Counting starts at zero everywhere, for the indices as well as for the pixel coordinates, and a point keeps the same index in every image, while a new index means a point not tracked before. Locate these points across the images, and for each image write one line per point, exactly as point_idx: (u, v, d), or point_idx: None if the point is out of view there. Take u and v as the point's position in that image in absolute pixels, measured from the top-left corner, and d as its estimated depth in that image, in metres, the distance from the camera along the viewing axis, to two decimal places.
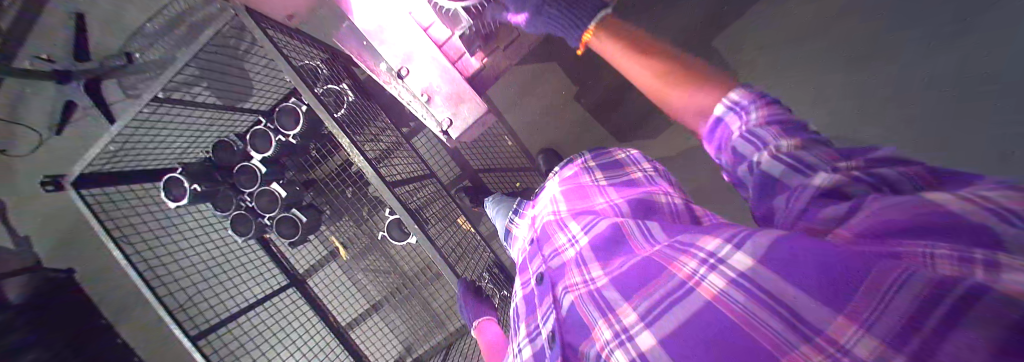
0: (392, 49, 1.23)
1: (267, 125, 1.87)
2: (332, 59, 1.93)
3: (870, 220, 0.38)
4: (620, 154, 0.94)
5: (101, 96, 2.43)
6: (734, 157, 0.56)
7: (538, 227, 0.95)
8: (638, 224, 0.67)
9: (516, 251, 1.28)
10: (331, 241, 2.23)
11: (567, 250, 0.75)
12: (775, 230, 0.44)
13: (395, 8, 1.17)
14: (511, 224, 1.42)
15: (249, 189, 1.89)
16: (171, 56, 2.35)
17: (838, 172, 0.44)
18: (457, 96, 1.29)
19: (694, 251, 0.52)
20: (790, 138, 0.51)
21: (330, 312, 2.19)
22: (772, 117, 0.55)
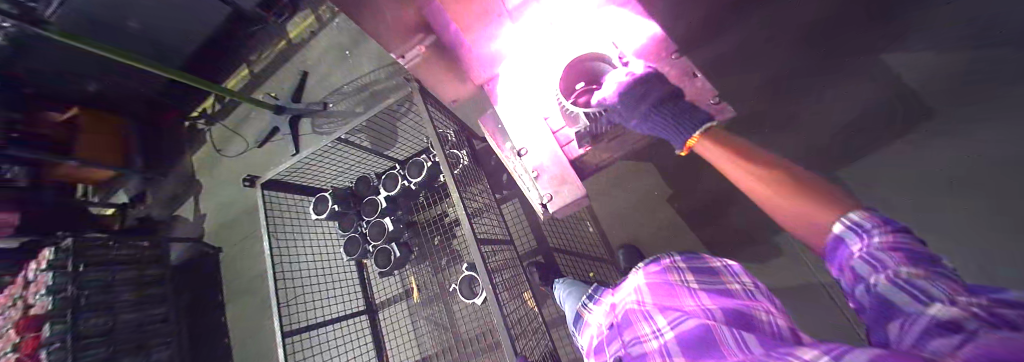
0: (516, 128, 1.20)
1: (399, 172, 2.33)
2: (460, 129, 2.37)
3: (981, 349, 0.34)
4: (714, 260, 0.83)
5: (296, 127, 3.36)
6: (856, 276, 0.59)
7: (615, 312, 0.84)
8: (733, 331, 0.58)
9: (585, 343, 1.01)
10: (408, 281, 2.42)
11: (650, 341, 0.66)
12: (876, 349, 0.38)
13: (526, 99, 1.21)
14: (582, 309, 1.16)
15: (369, 218, 2.30)
16: (349, 108, 3.20)
17: (955, 305, 0.42)
18: (563, 177, 1.14)
19: (791, 358, 0.45)
20: (915, 267, 0.52)
21: (387, 350, 2.34)
22: (901, 246, 0.56)
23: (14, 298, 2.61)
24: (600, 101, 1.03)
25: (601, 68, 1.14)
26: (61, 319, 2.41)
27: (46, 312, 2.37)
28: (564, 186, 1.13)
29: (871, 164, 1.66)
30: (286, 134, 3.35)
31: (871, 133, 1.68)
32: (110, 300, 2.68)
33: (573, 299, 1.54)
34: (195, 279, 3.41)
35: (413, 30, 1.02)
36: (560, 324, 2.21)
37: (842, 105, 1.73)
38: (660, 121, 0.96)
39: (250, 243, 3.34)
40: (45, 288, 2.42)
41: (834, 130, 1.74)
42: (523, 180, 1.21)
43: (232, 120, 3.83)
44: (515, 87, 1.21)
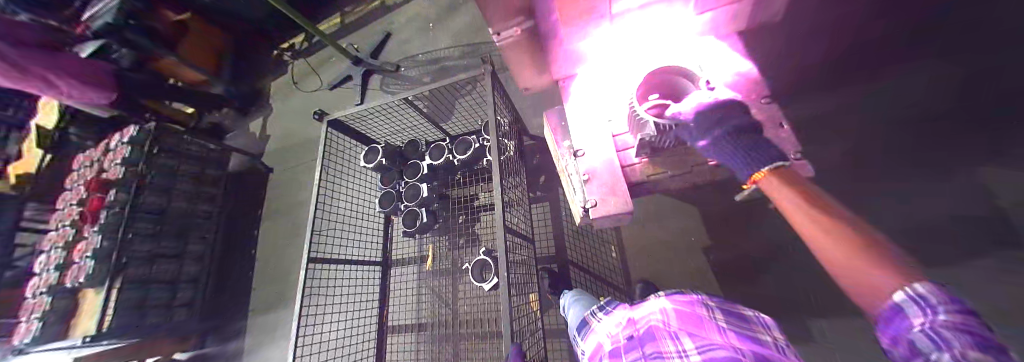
0: (580, 128, 1.22)
1: (447, 145, 2.44)
2: (515, 121, 2.43)
3: None
4: (746, 310, 0.81)
5: (366, 81, 3.61)
6: (914, 352, 0.57)
7: (635, 326, 0.83)
8: None
9: (590, 348, 1.02)
10: (426, 247, 2.52)
11: (673, 357, 0.65)
12: None
13: (598, 107, 1.24)
14: (590, 316, 1.18)
15: (409, 179, 2.42)
16: (419, 77, 3.40)
17: None
18: (613, 186, 1.15)
19: None
20: (983, 352, 0.50)
21: (388, 306, 2.44)
22: (968, 330, 0.54)
23: (92, 160, 3.02)
24: (674, 115, 1.02)
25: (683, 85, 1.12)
26: (126, 189, 2.77)
27: (117, 179, 2.74)
28: (614, 197, 1.13)
29: (949, 274, 1.49)
30: (356, 84, 3.60)
31: (958, 242, 1.50)
32: (171, 186, 3.04)
33: (582, 307, 1.53)
34: (244, 189, 3.76)
35: (516, 14, 1.02)
36: (557, 335, 2.18)
37: (932, 202, 1.57)
38: (728, 148, 0.95)
39: (296, 172, 3.64)
40: (122, 158, 2.80)
41: (916, 227, 1.57)
42: (573, 183, 1.22)
43: (314, 60, 4.18)
44: (595, 92, 1.25)
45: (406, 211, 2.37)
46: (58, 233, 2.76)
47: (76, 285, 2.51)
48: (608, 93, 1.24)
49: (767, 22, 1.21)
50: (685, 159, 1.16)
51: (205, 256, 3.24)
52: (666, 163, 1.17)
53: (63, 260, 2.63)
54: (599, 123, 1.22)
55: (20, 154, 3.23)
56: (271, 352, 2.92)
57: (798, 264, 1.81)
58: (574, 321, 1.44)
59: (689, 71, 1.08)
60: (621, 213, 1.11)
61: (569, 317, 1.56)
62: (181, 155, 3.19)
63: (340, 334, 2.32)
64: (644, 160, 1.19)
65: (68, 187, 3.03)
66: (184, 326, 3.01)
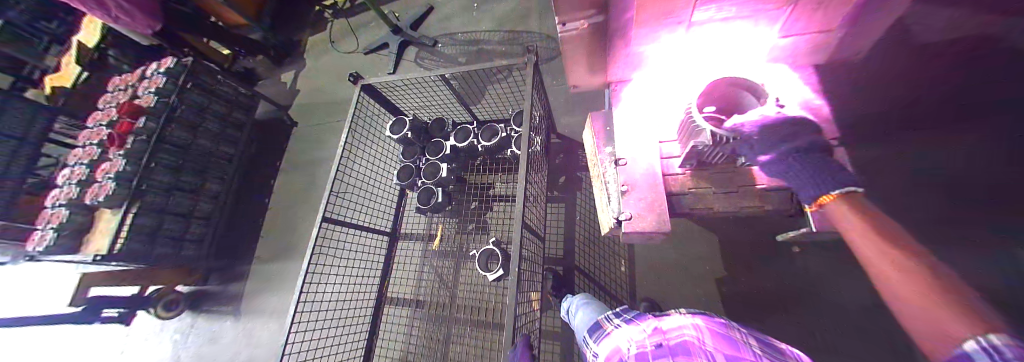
0: (626, 132, 1.21)
1: (474, 130, 2.41)
2: (545, 117, 2.38)
3: None
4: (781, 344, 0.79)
5: (402, 51, 3.58)
6: None
7: (661, 336, 0.82)
8: None
9: (604, 351, 1.02)
10: (435, 227, 2.52)
11: None
12: None
13: (648, 118, 1.22)
14: (606, 321, 1.23)
15: (431, 157, 2.40)
16: (454, 56, 3.36)
17: None
18: (653, 202, 1.14)
19: None
20: None
21: (390, 278, 2.45)
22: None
23: (127, 84, 3.09)
24: (736, 126, 0.98)
25: (747, 100, 1.06)
26: (155, 119, 2.83)
27: (148, 107, 2.80)
28: (652, 214, 1.12)
29: None
30: (392, 53, 3.58)
31: None
32: (197, 123, 3.10)
33: (592, 312, 1.52)
34: (268, 137, 3.81)
35: (587, 5, 0.96)
36: (551, 337, 2.17)
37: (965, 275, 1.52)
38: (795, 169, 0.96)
39: (319, 129, 3.67)
40: (155, 88, 2.85)
41: None
42: (611, 190, 1.23)
43: (353, 21, 4.17)
44: (650, 102, 1.22)
45: (423, 187, 2.36)
46: (85, 150, 2.84)
47: (95, 203, 2.59)
48: (662, 104, 1.22)
49: (850, 60, 1.13)
50: (731, 178, 1.16)
51: (221, 195, 3.32)
52: (709, 179, 1.18)
53: (86, 177, 2.71)
54: (648, 134, 1.20)
55: (60, 66, 3.31)
56: (270, 298, 3.00)
57: (814, 314, 1.75)
58: (586, 325, 1.43)
59: (755, 85, 1.02)
60: (655, 231, 1.11)
61: (578, 317, 1.57)
62: (211, 94, 3.24)
63: (337, 294, 2.33)
64: (688, 172, 1.20)
65: (101, 107, 3.10)
66: (191, 260, 3.10)
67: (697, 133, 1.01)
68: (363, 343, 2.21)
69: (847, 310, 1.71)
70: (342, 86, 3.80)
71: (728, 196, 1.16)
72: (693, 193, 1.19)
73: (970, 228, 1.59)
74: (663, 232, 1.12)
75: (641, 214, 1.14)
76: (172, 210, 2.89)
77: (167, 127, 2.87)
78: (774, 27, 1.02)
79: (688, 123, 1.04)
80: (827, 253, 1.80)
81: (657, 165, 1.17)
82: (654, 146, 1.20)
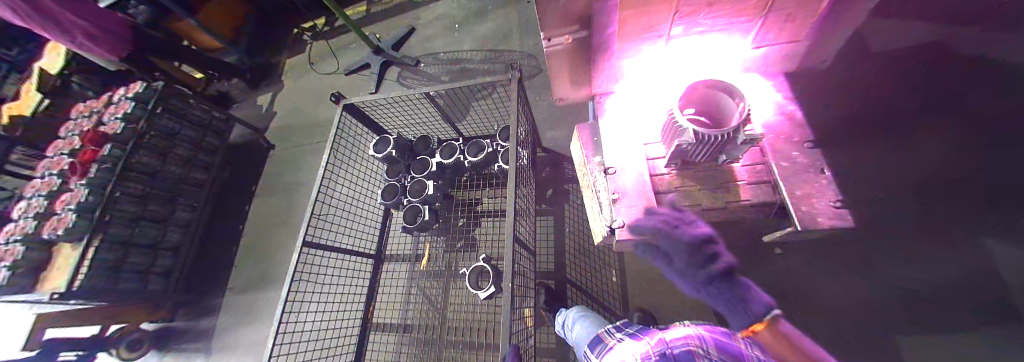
0: (612, 137, 1.24)
1: (459, 146, 2.41)
2: (530, 132, 2.41)
3: None
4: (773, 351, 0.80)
5: (384, 71, 3.58)
6: None
7: (663, 347, 0.81)
8: None
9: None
10: (422, 246, 2.45)
11: None
12: None
13: (633, 123, 1.26)
14: (608, 336, 1.21)
15: (416, 175, 2.38)
16: (437, 75, 3.38)
17: None
18: (644, 207, 1.16)
19: None
20: None
21: (375, 303, 2.34)
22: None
23: (91, 111, 2.92)
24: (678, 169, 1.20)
25: (724, 101, 1.08)
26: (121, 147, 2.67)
27: (114, 134, 2.64)
28: (644, 219, 1.14)
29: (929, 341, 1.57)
30: (374, 73, 3.57)
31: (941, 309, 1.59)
32: (167, 149, 2.94)
33: (592, 324, 1.48)
34: (244, 161, 3.66)
35: (572, 22, 1.00)
36: (546, 353, 2.13)
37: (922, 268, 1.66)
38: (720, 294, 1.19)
39: (298, 151, 3.55)
40: (122, 114, 2.71)
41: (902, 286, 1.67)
42: (602, 198, 1.25)
43: (334, 43, 4.16)
44: (631, 108, 1.27)
45: (409, 206, 2.31)
46: (41, 182, 2.64)
47: (49, 239, 2.37)
48: (644, 112, 1.27)
49: (816, 69, 1.22)
50: (716, 175, 1.19)
51: (192, 224, 3.11)
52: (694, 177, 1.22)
53: (42, 211, 2.49)
54: (633, 137, 1.24)
55: (14, 93, 3.09)
56: (245, 332, 2.78)
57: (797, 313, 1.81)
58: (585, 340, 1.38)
59: (730, 87, 1.03)
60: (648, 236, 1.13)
61: (578, 330, 1.52)
62: (183, 118, 3.10)
63: (315, 321, 2.19)
64: (673, 171, 1.23)
65: (60, 136, 2.90)
66: (157, 296, 2.86)
67: (679, 133, 1.03)
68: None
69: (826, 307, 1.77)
70: (322, 107, 3.74)
71: (714, 193, 1.18)
72: (681, 191, 1.22)
73: (927, 223, 1.72)
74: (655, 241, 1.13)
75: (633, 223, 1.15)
76: (137, 242, 2.69)
77: (135, 155, 2.71)
78: (747, 39, 1.08)
79: (671, 125, 1.06)
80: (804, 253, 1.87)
81: (644, 166, 1.20)
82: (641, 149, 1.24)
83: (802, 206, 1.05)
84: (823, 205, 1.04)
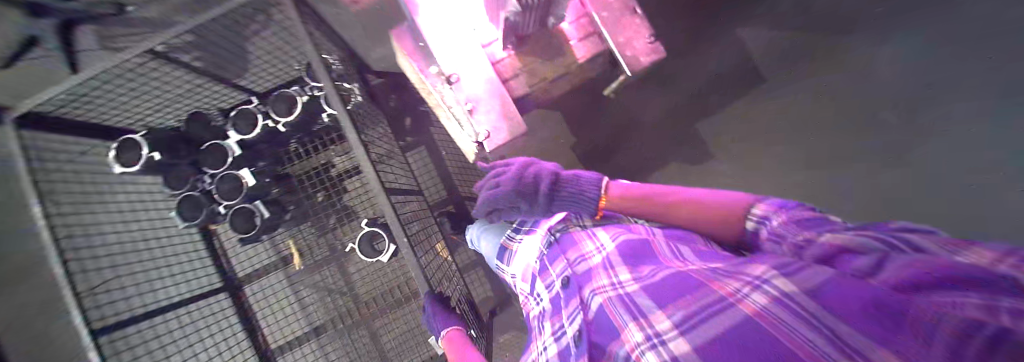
0: (444, 53, 1.23)
1: (257, 106, 1.75)
2: (347, 58, 1.87)
3: (900, 269, 0.43)
4: (628, 220, 0.98)
5: (71, 38, 2.18)
6: (770, 239, 0.64)
7: (563, 244, 0.97)
8: (675, 252, 0.75)
9: (520, 269, 1.15)
10: (285, 245, 2.03)
11: (602, 276, 0.77)
12: (812, 278, 0.49)
13: (459, 23, 1.24)
14: (509, 242, 1.26)
15: (215, 171, 1.70)
16: (172, 18, 2.22)
17: (857, 233, 0.52)
18: (504, 110, 1.27)
19: (736, 274, 0.59)
20: (787, 220, 0.62)
21: (260, 329, 1.96)
22: (774, 205, 0.69)
23: None
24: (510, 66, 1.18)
25: None
26: None
27: None
28: (506, 122, 1.27)
29: (720, 119, 2.07)
30: (54, 47, 2.15)
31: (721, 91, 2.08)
32: None
33: (494, 234, 1.44)
34: None
35: None
36: (471, 271, 2.17)
37: (706, 66, 2.09)
38: (565, 200, 1.01)
39: None
40: None
41: (696, 85, 2.10)
42: (459, 116, 1.31)
43: None
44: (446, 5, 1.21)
45: (229, 210, 1.73)
46: None
47: None
48: (463, 8, 1.24)
49: None
50: (552, 43, 1.31)
51: None
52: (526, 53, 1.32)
53: None
54: (466, 36, 1.25)
55: None
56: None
57: (642, 138, 2.14)
58: (493, 252, 1.37)
59: None
60: (515, 135, 1.28)
61: (486, 246, 1.46)
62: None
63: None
64: (512, 54, 1.32)
65: None
66: None
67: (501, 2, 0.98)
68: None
69: (659, 123, 2.13)
70: None
71: (555, 62, 1.33)
72: (525, 72, 1.34)
73: (705, 27, 2.08)
74: (523, 135, 1.29)
75: (497, 128, 1.27)
76: None
77: None
78: None
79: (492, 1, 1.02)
80: (637, 86, 2.12)
81: (487, 73, 1.26)
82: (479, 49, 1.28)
83: (627, 52, 1.28)
84: (642, 43, 1.28)
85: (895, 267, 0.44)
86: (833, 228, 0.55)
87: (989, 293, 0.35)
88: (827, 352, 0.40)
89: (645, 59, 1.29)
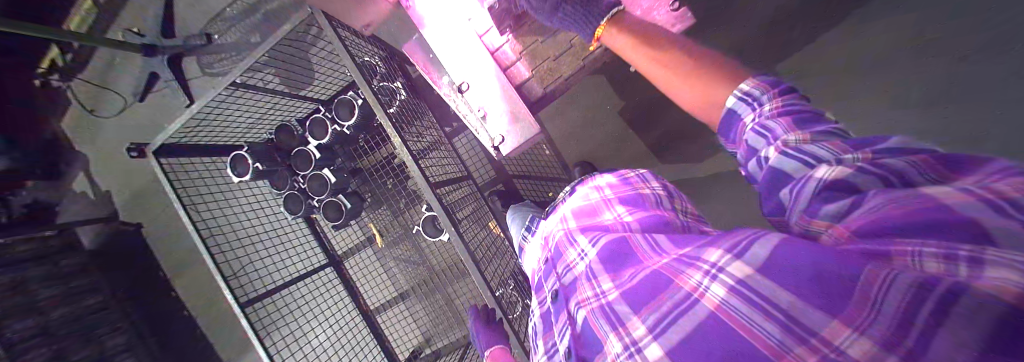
0: (453, 62, 1.37)
1: (325, 114, 2.00)
2: (389, 56, 1.99)
3: (870, 216, 0.40)
4: (630, 173, 0.94)
5: (181, 72, 2.65)
6: (749, 150, 0.61)
7: (550, 246, 0.94)
8: (645, 237, 0.68)
9: (530, 266, 1.19)
10: (369, 226, 2.39)
11: (578, 264, 0.75)
12: (776, 237, 0.46)
13: (456, 15, 1.33)
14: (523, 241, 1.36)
15: (304, 172, 2.02)
16: (245, 41, 2.55)
17: (846, 165, 0.46)
18: (514, 114, 1.40)
19: (699, 262, 0.53)
20: (800, 132, 0.55)
21: (361, 294, 2.39)
22: (787, 110, 0.59)
23: None
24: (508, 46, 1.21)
25: None
26: None
27: None
28: (516, 125, 1.41)
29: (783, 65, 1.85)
30: (170, 80, 2.64)
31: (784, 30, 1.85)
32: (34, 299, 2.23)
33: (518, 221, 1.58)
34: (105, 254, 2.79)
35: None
36: None
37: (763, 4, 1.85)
38: None
39: (170, 216, 2.89)
40: None
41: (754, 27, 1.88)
42: (474, 122, 1.46)
43: (92, 69, 2.94)
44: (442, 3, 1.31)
45: (322, 203, 2.09)
46: None
47: None
48: (461, 3, 1.33)
49: None
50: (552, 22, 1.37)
51: (134, 346, 2.64)
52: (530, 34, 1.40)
53: None
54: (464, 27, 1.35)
55: None
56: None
57: None
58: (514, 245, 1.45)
59: None
60: (527, 136, 1.41)
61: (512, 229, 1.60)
62: (6, 249, 2.24)
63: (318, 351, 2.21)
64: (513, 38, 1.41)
65: None
66: None
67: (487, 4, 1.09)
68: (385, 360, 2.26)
69: None
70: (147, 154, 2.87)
71: (560, 41, 1.39)
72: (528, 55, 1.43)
73: None
74: (536, 135, 1.42)
75: (513, 129, 1.41)
76: None
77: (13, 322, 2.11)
78: None
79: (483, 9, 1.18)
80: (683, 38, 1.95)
81: (495, 79, 1.40)
82: (474, 39, 1.37)
83: None
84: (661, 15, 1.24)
85: (868, 211, 0.40)
86: (828, 158, 0.48)
87: (949, 241, 0.33)
88: (787, 343, 0.38)
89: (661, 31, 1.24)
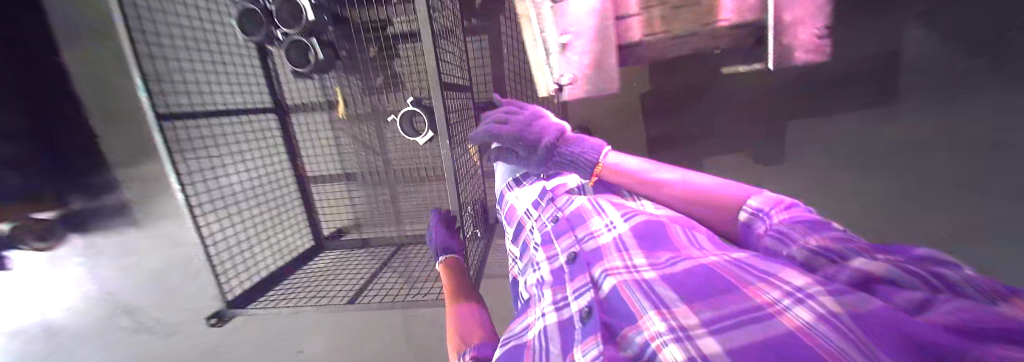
0: None
1: None
2: None
3: (942, 310, 0.44)
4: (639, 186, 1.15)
5: None
6: (768, 246, 0.72)
7: (566, 210, 1.11)
8: (690, 238, 0.81)
9: (511, 222, 1.36)
10: (334, 90, 2.04)
11: (604, 235, 0.93)
12: (853, 294, 0.51)
13: None
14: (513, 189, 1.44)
15: None
16: None
17: (880, 261, 0.54)
18: (599, 57, 1.14)
19: (773, 282, 0.60)
20: (813, 235, 0.65)
21: (302, 158, 2.17)
22: (794, 218, 0.72)
23: None
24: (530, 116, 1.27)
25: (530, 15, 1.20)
26: None
27: None
28: (591, 71, 1.15)
29: None
30: None
31: None
32: None
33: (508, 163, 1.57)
34: None
35: None
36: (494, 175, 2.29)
37: None
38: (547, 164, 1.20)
39: None
40: None
41: None
42: (550, 45, 1.19)
43: None
44: None
45: (286, 39, 1.66)
46: None
47: None
48: None
49: None
50: None
51: None
52: None
53: None
54: None
55: None
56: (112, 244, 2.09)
57: None
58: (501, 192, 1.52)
59: None
60: (595, 94, 1.19)
61: (498, 169, 1.67)
62: None
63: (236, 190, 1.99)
64: None
65: None
66: None
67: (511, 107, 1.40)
68: (310, 241, 2.28)
69: None
70: None
71: None
72: None
73: None
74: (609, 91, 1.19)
75: (585, 75, 1.17)
76: None
77: None
78: None
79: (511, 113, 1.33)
80: None
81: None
82: None
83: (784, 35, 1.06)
84: (811, 9, 1.02)
85: (938, 310, 0.44)
86: (858, 255, 0.57)
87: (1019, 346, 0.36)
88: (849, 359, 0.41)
89: (801, 32, 1.05)
